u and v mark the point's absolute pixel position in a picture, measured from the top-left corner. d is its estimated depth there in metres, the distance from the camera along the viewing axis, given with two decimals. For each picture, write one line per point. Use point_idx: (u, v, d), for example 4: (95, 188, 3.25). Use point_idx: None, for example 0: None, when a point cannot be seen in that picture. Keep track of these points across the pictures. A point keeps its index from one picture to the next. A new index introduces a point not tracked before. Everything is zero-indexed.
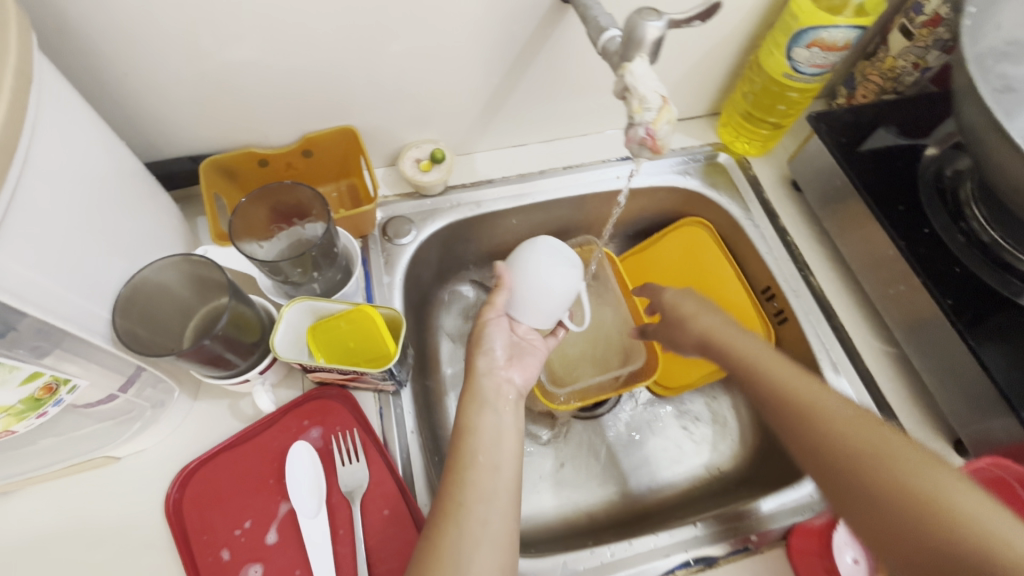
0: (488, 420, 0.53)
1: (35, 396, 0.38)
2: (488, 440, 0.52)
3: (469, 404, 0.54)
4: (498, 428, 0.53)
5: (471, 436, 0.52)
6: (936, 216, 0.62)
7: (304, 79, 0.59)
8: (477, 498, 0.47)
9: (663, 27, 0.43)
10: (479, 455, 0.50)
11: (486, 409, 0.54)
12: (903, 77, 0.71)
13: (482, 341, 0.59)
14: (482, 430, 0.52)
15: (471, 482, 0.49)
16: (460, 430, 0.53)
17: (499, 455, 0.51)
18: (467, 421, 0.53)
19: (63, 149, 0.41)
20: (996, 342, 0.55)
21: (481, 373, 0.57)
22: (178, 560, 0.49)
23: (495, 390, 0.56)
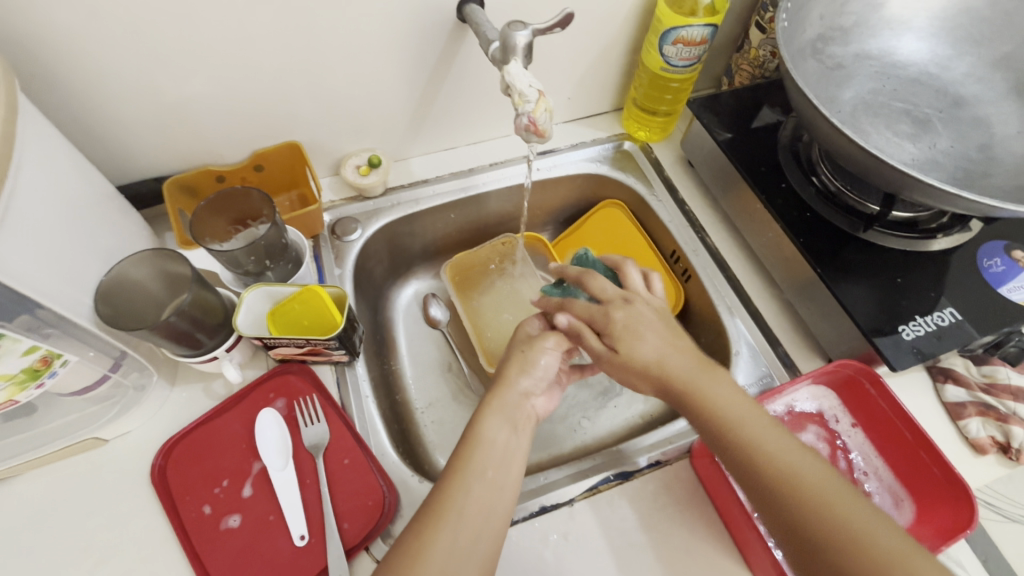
0: (505, 439, 0.57)
1: (34, 367, 0.46)
2: (499, 456, 0.55)
3: (489, 419, 0.57)
4: (511, 449, 0.56)
5: (483, 449, 0.55)
6: (794, 174, 0.74)
7: (249, 103, 0.69)
8: (477, 514, 0.51)
9: (529, 35, 0.54)
10: (490, 469, 0.54)
11: (504, 426, 0.57)
12: (766, 64, 0.84)
13: (531, 359, 0.62)
14: (495, 446, 0.56)
15: (475, 494, 0.52)
16: (471, 438, 0.56)
17: (506, 474, 0.54)
18: (481, 434, 0.56)
19: (48, 168, 0.49)
20: (844, 272, 0.66)
21: (512, 390, 0.60)
22: (163, 519, 0.56)
23: (521, 410, 0.60)
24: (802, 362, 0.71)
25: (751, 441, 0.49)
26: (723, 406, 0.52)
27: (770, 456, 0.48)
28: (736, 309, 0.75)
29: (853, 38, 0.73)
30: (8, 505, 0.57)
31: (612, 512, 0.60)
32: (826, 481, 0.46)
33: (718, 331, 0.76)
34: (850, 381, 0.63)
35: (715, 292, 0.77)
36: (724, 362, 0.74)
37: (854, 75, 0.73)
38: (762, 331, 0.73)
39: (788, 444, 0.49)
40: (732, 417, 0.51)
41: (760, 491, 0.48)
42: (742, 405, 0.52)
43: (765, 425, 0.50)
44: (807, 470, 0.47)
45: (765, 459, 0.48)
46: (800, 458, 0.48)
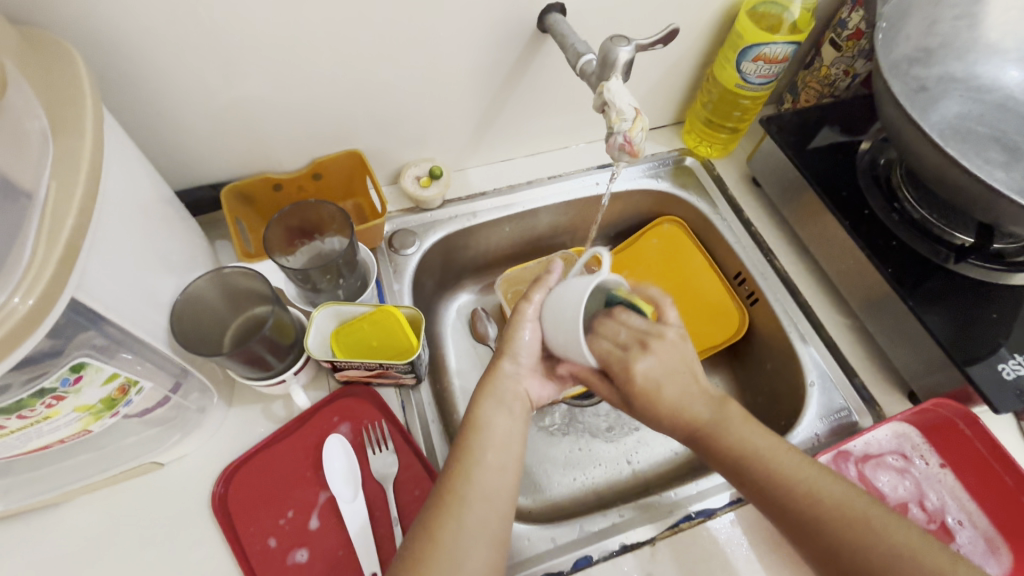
0: (501, 422, 0.53)
1: (112, 396, 0.43)
2: (500, 441, 0.51)
3: (483, 400, 0.54)
4: (511, 432, 0.53)
5: (483, 432, 0.52)
6: (875, 199, 0.71)
7: (314, 110, 0.66)
8: (484, 500, 0.48)
9: (632, 51, 0.52)
10: (490, 455, 0.50)
11: (502, 409, 0.53)
12: (837, 82, 0.80)
13: (513, 340, 0.56)
14: (495, 429, 0.52)
15: (478, 481, 0.49)
16: (469, 421, 0.53)
17: (508, 457, 0.51)
18: (479, 416, 0.53)
19: (123, 179, 0.46)
20: (934, 305, 0.63)
21: (504, 369, 0.55)
22: (225, 552, 0.53)
23: (511, 388, 0.55)
24: (881, 396, 0.68)
25: (832, 509, 0.47)
26: (794, 475, 0.49)
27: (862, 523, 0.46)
28: (810, 337, 0.72)
29: (937, 60, 0.70)
30: (61, 531, 0.53)
31: (696, 553, 0.57)
32: (903, 531, 0.46)
33: (789, 359, 0.73)
34: (943, 421, 0.62)
35: (787, 319, 0.74)
36: (796, 393, 0.71)
37: (939, 98, 0.70)
38: (837, 361, 0.71)
39: (864, 504, 0.48)
40: (805, 485, 0.49)
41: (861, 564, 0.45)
42: (809, 468, 0.50)
43: (843, 492, 0.48)
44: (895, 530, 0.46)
45: (856, 527, 0.46)
46: (883, 522, 0.46)
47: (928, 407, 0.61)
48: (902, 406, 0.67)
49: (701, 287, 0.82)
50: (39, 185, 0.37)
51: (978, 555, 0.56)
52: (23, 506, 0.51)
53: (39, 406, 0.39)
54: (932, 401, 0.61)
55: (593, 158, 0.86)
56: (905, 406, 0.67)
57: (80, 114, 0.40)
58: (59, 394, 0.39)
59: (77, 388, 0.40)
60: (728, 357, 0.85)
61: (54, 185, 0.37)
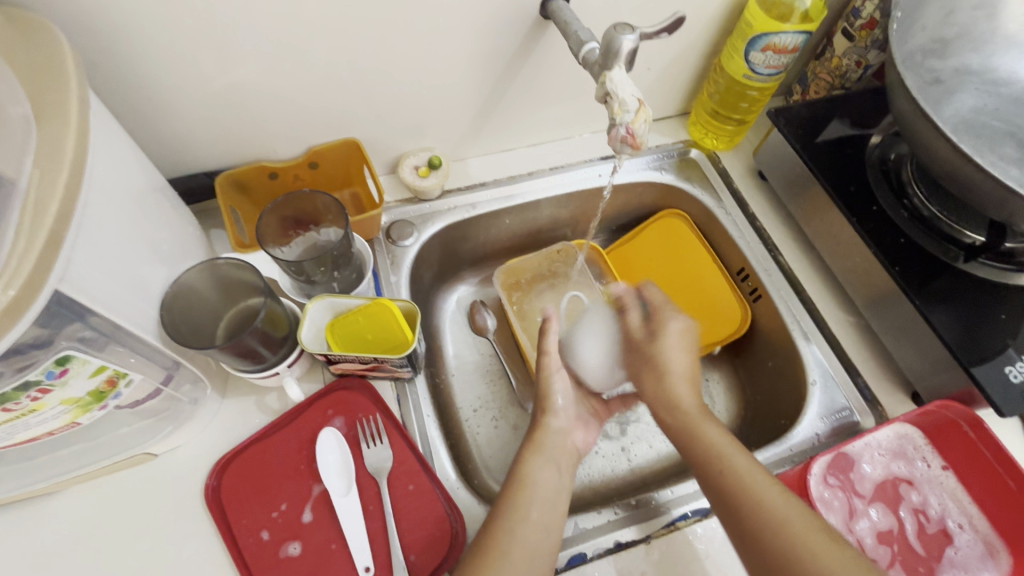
0: (548, 479, 0.55)
1: (100, 389, 0.43)
2: (544, 497, 0.54)
3: (535, 463, 0.56)
4: (556, 486, 0.55)
5: (529, 489, 0.54)
6: (883, 195, 0.70)
7: (308, 97, 0.64)
8: (528, 551, 0.49)
9: (636, 39, 0.51)
10: (535, 510, 0.52)
11: (548, 466, 0.56)
12: (848, 74, 0.77)
13: (549, 398, 0.61)
14: (541, 485, 0.54)
15: (521, 537, 0.50)
16: (517, 482, 0.55)
17: (552, 513, 0.53)
18: (527, 475, 0.55)
19: (111, 168, 0.45)
20: (941, 305, 0.62)
21: (548, 427, 0.60)
22: (219, 544, 0.53)
23: (557, 442, 0.59)
24: (883, 395, 0.67)
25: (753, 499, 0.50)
26: (743, 476, 0.51)
27: (783, 529, 0.48)
28: (813, 335, 0.71)
29: (952, 51, 0.68)
30: (54, 520, 0.53)
31: (692, 552, 0.56)
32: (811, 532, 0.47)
33: (791, 357, 0.72)
34: (944, 420, 0.60)
35: (790, 316, 0.73)
36: (796, 391, 0.70)
37: (953, 91, 0.68)
38: (838, 359, 0.70)
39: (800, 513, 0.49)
40: (750, 485, 0.51)
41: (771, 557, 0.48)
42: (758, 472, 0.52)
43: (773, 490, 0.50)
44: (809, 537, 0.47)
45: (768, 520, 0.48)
46: (807, 527, 0.48)
47: (928, 410, 0.59)
48: (904, 406, 0.66)
49: (704, 283, 0.80)
50: (20, 173, 0.36)
51: (977, 559, 0.56)
52: (17, 494, 0.51)
53: (24, 399, 0.39)
54: (936, 403, 0.59)
55: (596, 149, 0.85)
56: (907, 405, 0.66)
57: (63, 99, 0.39)
58: (45, 386, 0.39)
59: (63, 380, 0.40)
60: (729, 352, 0.84)
61: (36, 173, 0.36)
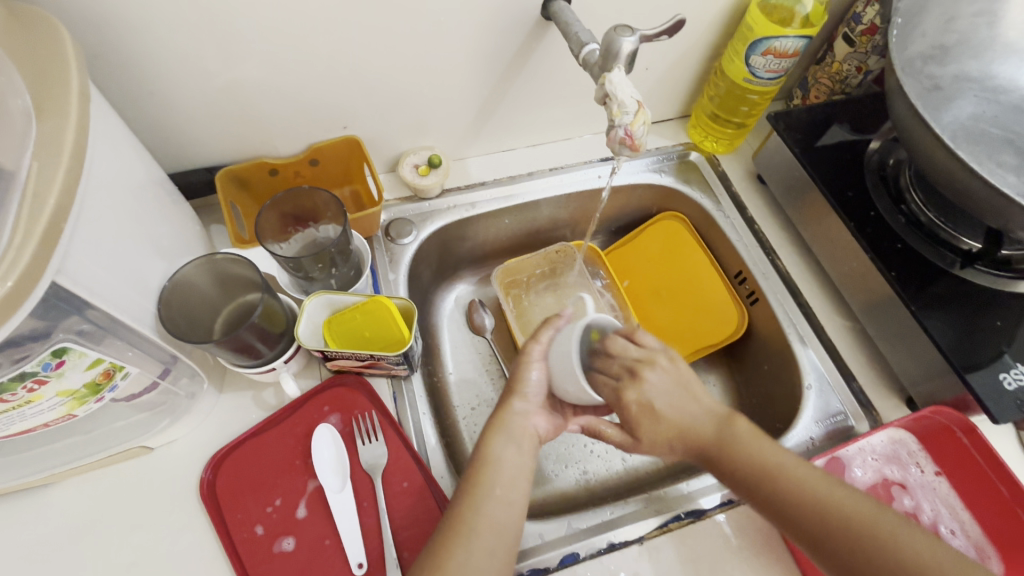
0: (511, 457, 0.51)
1: (96, 381, 0.43)
2: (506, 475, 0.50)
3: (497, 435, 0.52)
4: (520, 466, 0.51)
5: (491, 469, 0.50)
6: (882, 200, 0.70)
7: (309, 95, 0.64)
8: (493, 533, 0.48)
9: (636, 41, 0.51)
10: (499, 488, 0.50)
11: (511, 443, 0.52)
12: (849, 79, 0.78)
13: (521, 378, 0.56)
14: (504, 464, 0.51)
15: (486, 512, 0.48)
16: (478, 458, 0.51)
17: (515, 491, 0.50)
18: (489, 452, 0.51)
19: (111, 161, 0.45)
20: (937, 311, 0.62)
21: (514, 412, 0.54)
22: (213, 538, 0.53)
23: (523, 423, 0.54)
24: (878, 400, 0.67)
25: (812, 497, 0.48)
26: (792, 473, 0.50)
27: (846, 512, 0.47)
28: (809, 339, 0.71)
29: (952, 58, 0.68)
30: (51, 511, 0.53)
31: (685, 552, 0.56)
32: (880, 518, 0.47)
33: (787, 361, 0.72)
34: (939, 426, 0.60)
35: (786, 320, 0.73)
36: (792, 395, 0.70)
37: (952, 97, 0.68)
38: (834, 363, 0.70)
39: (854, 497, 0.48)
40: (804, 485, 0.49)
41: (835, 553, 0.46)
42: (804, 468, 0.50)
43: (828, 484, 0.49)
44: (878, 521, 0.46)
45: (835, 514, 0.47)
46: (872, 511, 0.47)
47: (923, 415, 0.60)
48: (899, 412, 0.67)
49: (702, 285, 0.80)
50: (20, 166, 0.36)
51: None
52: (14, 485, 0.52)
53: (20, 390, 0.39)
54: (930, 408, 0.60)
55: (596, 150, 0.85)
56: (902, 411, 0.67)
57: (64, 92, 0.39)
58: (41, 377, 0.39)
59: (59, 372, 0.40)
60: (726, 355, 0.84)
61: (35, 166, 0.36)
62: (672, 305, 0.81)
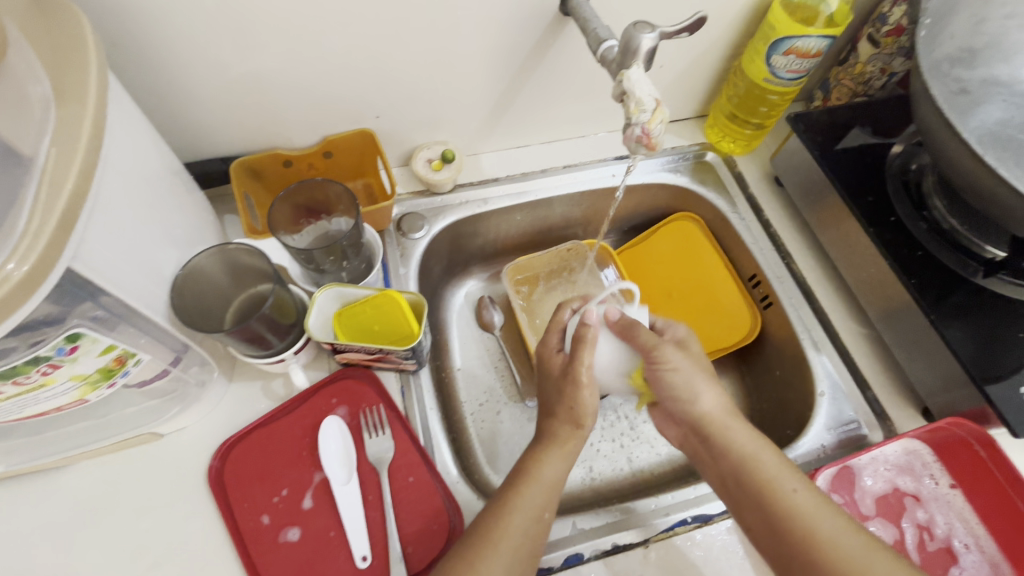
0: (558, 475, 0.53)
1: (109, 366, 0.44)
2: (551, 493, 0.52)
3: (550, 458, 0.54)
4: (559, 485, 0.53)
5: (536, 485, 0.52)
6: (903, 205, 0.69)
7: (324, 87, 0.64)
8: (528, 544, 0.49)
9: (656, 38, 0.50)
10: (546, 509, 0.51)
11: (560, 464, 0.54)
12: (872, 81, 0.76)
13: (583, 408, 0.54)
14: (550, 483, 0.53)
15: (525, 527, 0.49)
16: (529, 474, 0.53)
17: (553, 505, 0.52)
18: (541, 471, 0.53)
19: (128, 149, 0.46)
20: (957, 321, 0.61)
21: (578, 436, 0.55)
22: (219, 526, 0.53)
23: (581, 445, 0.56)
24: (892, 410, 0.66)
25: (788, 504, 0.48)
26: (776, 478, 0.50)
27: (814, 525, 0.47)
28: (823, 346, 0.70)
29: (981, 61, 0.66)
30: (62, 493, 0.54)
31: (691, 557, 0.56)
32: (846, 535, 0.46)
33: (800, 366, 0.71)
34: (955, 438, 0.59)
35: (800, 325, 0.72)
36: (804, 402, 0.69)
37: (980, 102, 0.66)
38: (848, 371, 0.69)
39: (809, 497, 0.48)
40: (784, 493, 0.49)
41: (788, 551, 0.47)
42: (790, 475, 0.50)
43: (809, 496, 0.48)
44: (843, 538, 0.45)
45: (804, 524, 0.47)
46: (841, 528, 0.46)
47: (939, 427, 0.58)
48: (914, 422, 0.65)
49: (715, 288, 0.79)
50: (38, 151, 0.36)
51: None
52: (27, 466, 0.53)
53: (34, 373, 0.39)
54: (948, 420, 0.58)
55: (611, 148, 0.84)
56: (917, 421, 0.65)
57: (82, 79, 0.40)
58: (55, 362, 0.39)
59: (73, 357, 0.40)
60: (737, 359, 0.83)
61: (53, 152, 0.36)
62: (684, 306, 0.80)
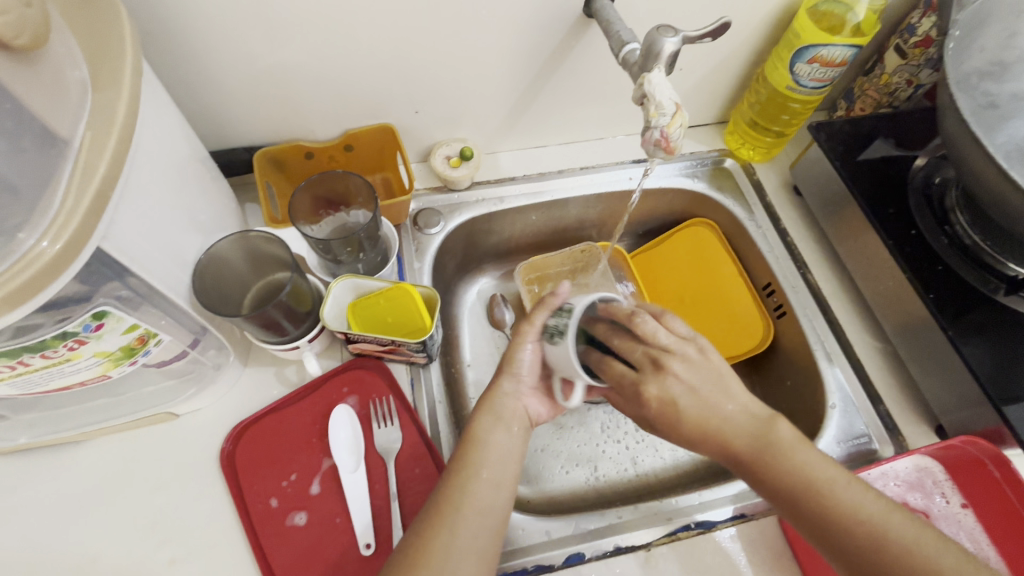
0: (501, 440, 0.51)
1: (131, 345, 0.45)
2: (494, 457, 0.49)
3: (485, 419, 0.52)
4: (508, 449, 0.51)
5: (477, 450, 0.50)
6: (925, 220, 0.68)
7: (349, 82, 0.65)
8: (477, 513, 0.46)
9: (678, 43, 0.51)
10: (485, 470, 0.48)
11: (500, 427, 0.51)
12: (898, 92, 0.75)
13: (514, 360, 0.54)
14: (492, 446, 0.50)
15: (474, 495, 0.47)
16: (466, 439, 0.51)
17: (503, 471, 0.49)
18: (478, 433, 0.51)
19: (158, 136, 0.47)
20: (975, 339, 0.60)
21: (501, 389, 0.54)
22: (229, 506, 0.55)
23: (515, 406, 0.53)
24: (905, 426, 0.65)
25: (855, 519, 0.42)
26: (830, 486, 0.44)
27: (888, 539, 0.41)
28: (837, 358, 0.69)
29: None
30: (80, 467, 0.56)
31: (692, 562, 0.56)
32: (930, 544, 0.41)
33: (811, 378, 0.70)
34: (970, 458, 0.58)
35: (814, 336, 0.71)
36: (815, 413, 0.69)
37: (1009, 117, 0.65)
38: (861, 385, 0.68)
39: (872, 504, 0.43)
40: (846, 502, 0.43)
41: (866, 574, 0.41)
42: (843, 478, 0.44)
43: (875, 504, 0.43)
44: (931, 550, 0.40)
45: (879, 539, 0.41)
46: (920, 537, 0.41)
47: (953, 445, 0.58)
48: (927, 439, 0.64)
49: (728, 295, 0.79)
50: (74, 134, 0.37)
51: None
52: (49, 439, 0.54)
53: (61, 348, 0.41)
54: (962, 438, 0.58)
55: (628, 151, 0.84)
56: (930, 439, 0.64)
57: (118, 67, 0.41)
58: (81, 338, 0.41)
59: (98, 334, 0.42)
60: (748, 367, 0.82)
61: (89, 136, 0.38)
62: (696, 313, 0.80)
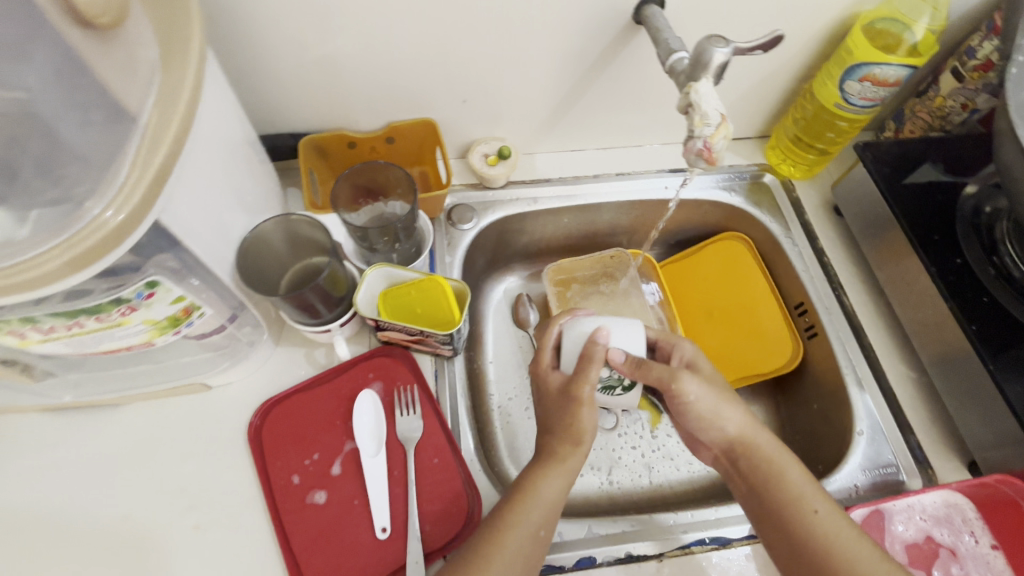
0: (556, 493, 0.52)
1: (176, 315, 0.47)
2: (548, 511, 0.51)
3: (548, 473, 0.52)
4: (557, 504, 0.52)
5: (531, 502, 0.50)
6: (971, 250, 0.66)
7: (395, 75, 0.67)
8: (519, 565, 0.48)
9: (729, 53, 0.50)
10: (540, 526, 0.50)
11: (558, 479, 0.52)
12: (951, 116, 0.73)
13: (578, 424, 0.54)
14: (547, 501, 0.51)
15: (521, 547, 0.48)
16: (526, 489, 0.51)
17: (550, 525, 0.51)
18: (538, 486, 0.52)
19: (215, 116, 0.49)
20: (1018, 375, 0.58)
21: (575, 451, 0.54)
22: (253, 479, 0.56)
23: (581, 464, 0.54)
24: (935, 458, 0.63)
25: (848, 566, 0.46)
26: (828, 528, 0.48)
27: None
28: (868, 384, 0.68)
29: None
30: (117, 428, 0.59)
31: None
32: None
33: (839, 402, 0.69)
34: (1004, 498, 0.56)
35: (845, 360, 0.69)
36: (840, 438, 0.67)
37: None
38: (892, 413, 0.66)
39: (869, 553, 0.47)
40: (841, 549, 0.47)
41: None
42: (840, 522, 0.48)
43: (867, 553, 0.47)
44: None
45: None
46: None
47: (987, 482, 0.57)
48: (957, 474, 0.62)
49: (757, 311, 0.78)
50: (141, 109, 0.39)
51: None
52: (90, 399, 0.57)
53: (115, 312, 0.43)
54: (995, 476, 0.56)
55: (666, 160, 0.83)
56: (961, 474, 0.62)
57: (185, 48, 0.43)
58: (133, 304, 0.43)
59: (149, 302, 0.43)
60: (773, 387, 0.81)
61: (155, 112, 0.40)
62: (724, 327, 0.79)
